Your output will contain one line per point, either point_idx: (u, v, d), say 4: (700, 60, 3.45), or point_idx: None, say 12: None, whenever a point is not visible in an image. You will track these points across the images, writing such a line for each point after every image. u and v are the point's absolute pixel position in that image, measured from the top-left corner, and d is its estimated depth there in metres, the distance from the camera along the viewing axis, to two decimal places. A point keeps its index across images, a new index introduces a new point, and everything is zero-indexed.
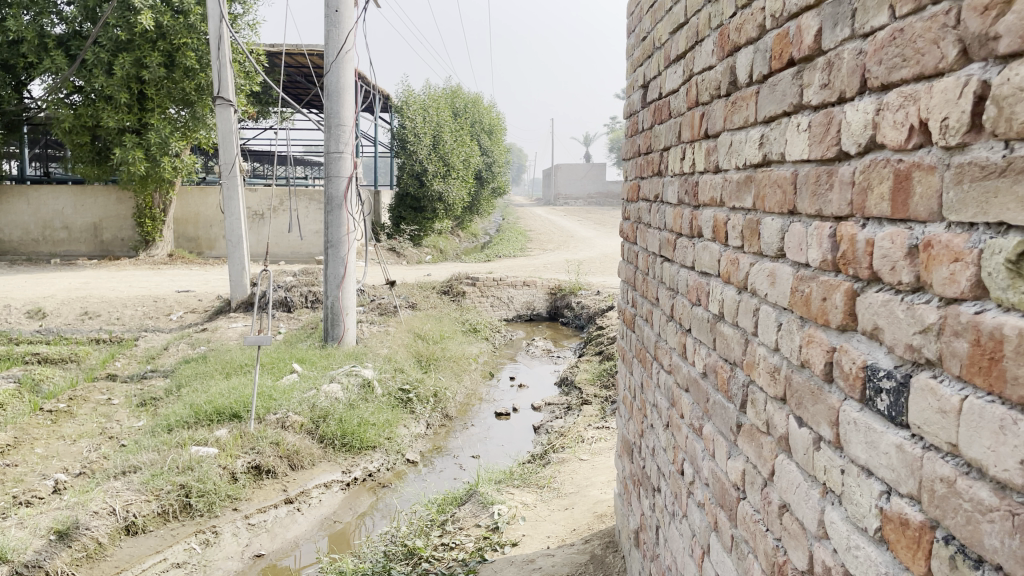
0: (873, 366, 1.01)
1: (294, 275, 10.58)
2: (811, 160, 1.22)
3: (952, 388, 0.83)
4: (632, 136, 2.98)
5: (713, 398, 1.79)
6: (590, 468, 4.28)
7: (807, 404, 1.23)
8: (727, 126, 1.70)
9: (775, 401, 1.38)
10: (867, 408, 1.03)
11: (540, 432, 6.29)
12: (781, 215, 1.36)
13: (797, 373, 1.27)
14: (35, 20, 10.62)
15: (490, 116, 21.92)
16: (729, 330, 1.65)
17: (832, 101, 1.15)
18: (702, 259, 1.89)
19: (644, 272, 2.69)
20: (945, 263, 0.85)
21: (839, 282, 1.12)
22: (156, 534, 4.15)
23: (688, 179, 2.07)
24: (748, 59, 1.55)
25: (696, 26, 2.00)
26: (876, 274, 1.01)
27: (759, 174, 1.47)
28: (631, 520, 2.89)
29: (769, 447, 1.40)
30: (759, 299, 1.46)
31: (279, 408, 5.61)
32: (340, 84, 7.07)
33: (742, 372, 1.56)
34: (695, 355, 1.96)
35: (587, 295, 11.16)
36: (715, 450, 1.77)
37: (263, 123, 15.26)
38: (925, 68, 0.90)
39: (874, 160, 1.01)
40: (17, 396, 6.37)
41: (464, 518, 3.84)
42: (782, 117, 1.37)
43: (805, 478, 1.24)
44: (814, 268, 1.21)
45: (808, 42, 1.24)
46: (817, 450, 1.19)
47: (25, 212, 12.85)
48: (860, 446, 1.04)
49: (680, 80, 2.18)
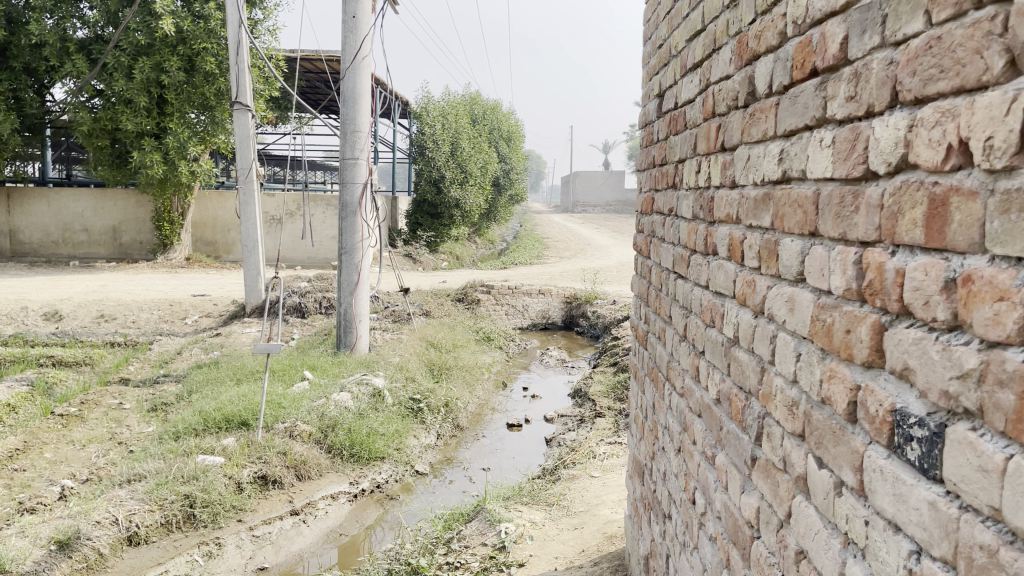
0: (902, 411, 0.91)
1: (308, 280, 10.56)
2: (835, 179, 1.13)
3: (995, 445, 0.73)
4: (647, 146, 2.89)
5: (727, 427, 1.69)
6: (600, 486, 4.17)
7: (828, 445, 1.13)
8: (745, 139, 1.61)
9: (792, 437, 1.28)
10: (894, 455, 0.93)
11: (551, 445, 6.19)
12: (802, 236, 1.26)
13: (818, 410, 1.17)
14: (58, 24, 10.68)
15: (509, 123, 21.83)
16: (745, 356, 1.55)
17: (858, 116, 1.06)
18: (717, 278, 1.79)
19: (657, 288, 2.60)
20: (988, 302, 0.75)
21: (865, 314, 1.02)
22: (158, 545, 4.09)
23: (703, 194, 1.98)
24: (768, 69, 1.46)
25: (713, 33, 1.91)
26: (906, 307, 0.91)
27: (779, 192, 1.37)
28: (641, 545, 2.79)
29: (787, 487, 1.30)
30: (777, 326, 1.36)
31: (288, 417, 5.54)
32: (357, 89, 7.00)
33: (758, 402, 1.46)
34: (708, 380, 1.86)
35: (603, 304, 11.06)
36: (728, 482, 1.67)
37: (282, 128, 15.29)
38: (966, 80, 0.80)
39: (907, 181, 0.92)
40: (29, 400, 6.34)
41: (471, 536, 3.74)
42: (804, 132, 1.27)
43: (824, 524, 1.14)
44: (836, 297, 1.12)
45: (833, 51, 1.14)
46: (839, 495, 1.09)
47: (47, 214, 12.95)
48: (887, 497, 0.94)
49: (697, 89, 2.09)
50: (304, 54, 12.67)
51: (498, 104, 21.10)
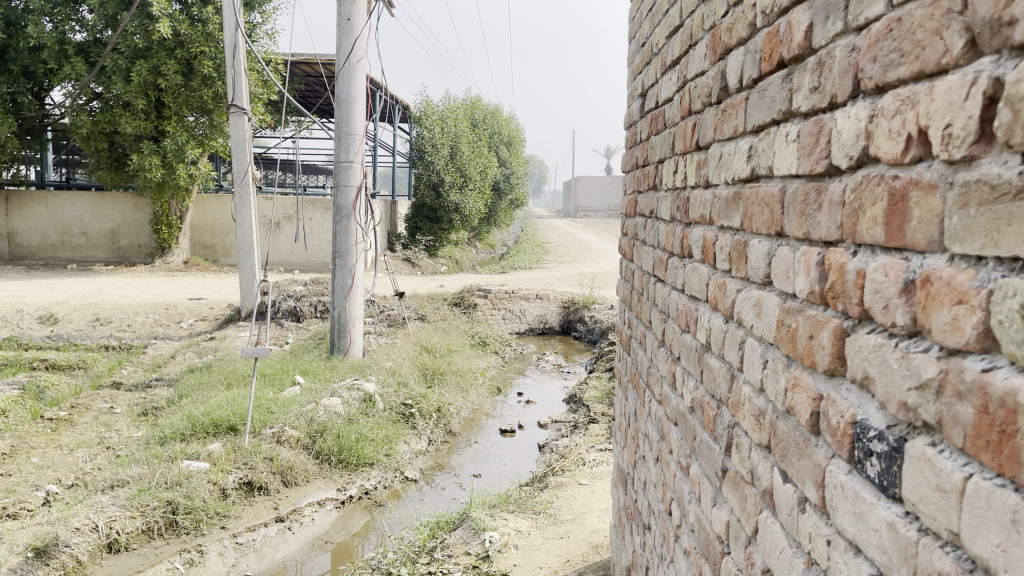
0: (863, 423, 0.84)
1: (304, 284, 10.50)
2: (800, 175, 1.06)
3: (953, 463, 0.67)
4: (631, 147, 2.81)
5: (700, 437, 1.62)
6: (588, 494, 4.10)
7: (792, 458, 1.06)
8: (717, 136, 1.54)
9: (760, 449, 1.21)
10: (855, 471, 0.86)
11: (544, 451, 6.11)
12: (768, 237, 1.20)
13: (783, 420, 1.11)
14: (56, 27, 10.63)
15: (508, 127, 21.76)
16: (716, 363, 1.48)
17: (822, 107, 0.99)
18: (692, 282, 1.73)
19: (639, 292, 2.53)
20: (946, 305, 0.68)
21: (827, 319, 0.95)
22: (139, 552, 4.02)
23: (680, 195, 1.91)
24: (738, 63, 1.39)
25: (690, 28, 1.84)
26: (867, 311, 0.85)
27: (748, 191, 1.31)
28: (624, 556, 2.72)
29: (754, 501, 1.23)
30: (745, 332, 1.30)
31: (276, 422, 5.47)
32: (352, 92, 6.93)
33: (728, 412, 1.39)
34: (683, 388, 1.79)
35: (600, 309, 11.00)
36: (701, 495, 1.60)
37: (281, 132, 15.27)
38: (926, 63, 0.74)
39: (868, 176, 0.85)
40: (19, 403, 6.25)
41: (455, 545, 3.67)
42: (771, 127, 1.21)
43: (789, 543, 1.07)
44: (801, 301, 1.05)
45: (799, 39, 1.07)
46: (801, 512, 1.02)
47: (45, 217, 12.91)
48: (848, 517, 0.87)
49: (675, 87, 2.02)
50: (301, 57, 12.63)
51: (497, 108, 21.11)
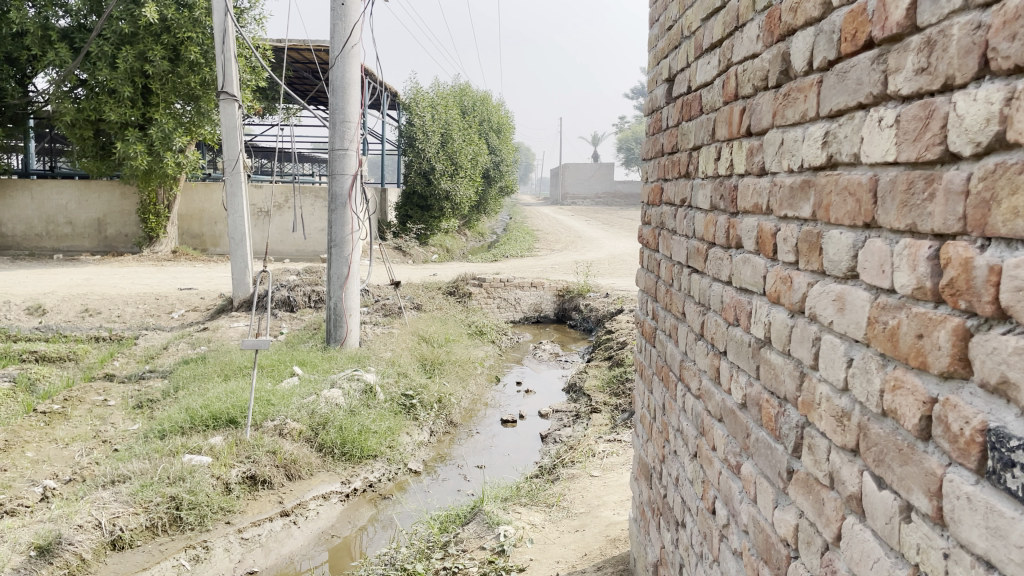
0: (999, 432, 0.78)
1: (297, 273, 10.36)
2: (900, 162, 1.00)
3: None
4: (654, 134, 2.76)
5: (755, 434, 1.56)
6: (600, 486, 4.06)
7: (892, 464, 1.00)
8: (777, 122, 1.47)
9: (841, 452, 1.16)
10: (986, 482, 0.81)
11: (547, 442, 6.06)
12: (852, 228, 1.14)
13: (876, 423, 1.05)
14: (39, 12, 10.42)
15: (498, 114, 21.60)
16: (779, 359, 1.42)
17: (931, 90, 0.93)
18: (742, 273, 1.66)
19: (667, 284, 2.47)
20: None
21: (943, 317, 0.89)
22: (144, 549, 3.94)
23: (723, 182, 1.85)
24: (807, 44, 1.32)
25: (736, 9, 1.77)
26: (1003, 310, 0.79)
27: (822, 179, 1.25)
28: (649, 551, 2.68)
29: (835, 506, 1.17)
30: (821, 327, 1.24)
31: (277, 415, 5.38)
32: (347, 78, 6.80)
33: (796, 411, 1.33)
34: (731, 383, 1.73)
35: (595, 297, 10.93)
36: (757, 494, 1.54)
37: (269, 118, 15.06)
38: None
39: (1002, 164, 0.79)
40: (11, 397, 6.14)
41: (469, 539, 3.61)
42: (855, 111, 1.14)
43: (887, 552, 1.02)
44: (901, 297, 0.99)
45: (896, 18, 1.00)
46: (905, 522, 0.96)
47: (30, 206, 12.68)
48: (977, 531, 0.82)
49: (715, 71, 1.95)
50: (291, 44, 12.46)
51: (487, 95, 20.94)
